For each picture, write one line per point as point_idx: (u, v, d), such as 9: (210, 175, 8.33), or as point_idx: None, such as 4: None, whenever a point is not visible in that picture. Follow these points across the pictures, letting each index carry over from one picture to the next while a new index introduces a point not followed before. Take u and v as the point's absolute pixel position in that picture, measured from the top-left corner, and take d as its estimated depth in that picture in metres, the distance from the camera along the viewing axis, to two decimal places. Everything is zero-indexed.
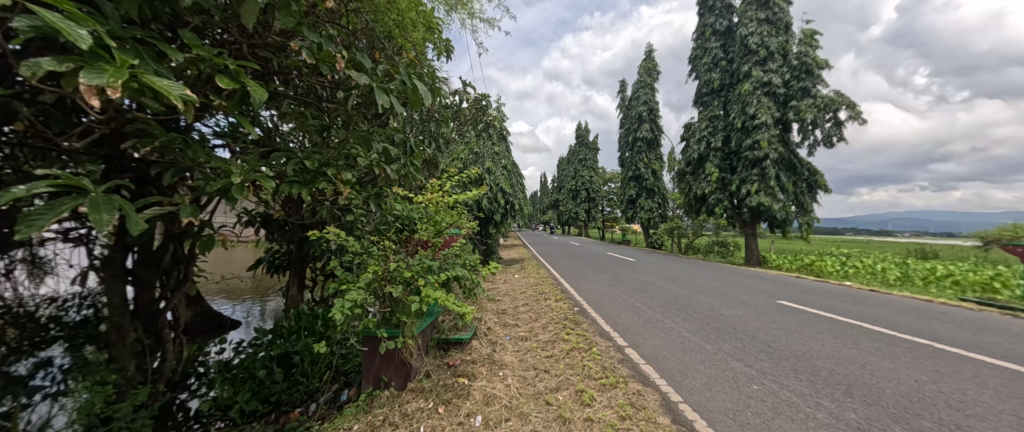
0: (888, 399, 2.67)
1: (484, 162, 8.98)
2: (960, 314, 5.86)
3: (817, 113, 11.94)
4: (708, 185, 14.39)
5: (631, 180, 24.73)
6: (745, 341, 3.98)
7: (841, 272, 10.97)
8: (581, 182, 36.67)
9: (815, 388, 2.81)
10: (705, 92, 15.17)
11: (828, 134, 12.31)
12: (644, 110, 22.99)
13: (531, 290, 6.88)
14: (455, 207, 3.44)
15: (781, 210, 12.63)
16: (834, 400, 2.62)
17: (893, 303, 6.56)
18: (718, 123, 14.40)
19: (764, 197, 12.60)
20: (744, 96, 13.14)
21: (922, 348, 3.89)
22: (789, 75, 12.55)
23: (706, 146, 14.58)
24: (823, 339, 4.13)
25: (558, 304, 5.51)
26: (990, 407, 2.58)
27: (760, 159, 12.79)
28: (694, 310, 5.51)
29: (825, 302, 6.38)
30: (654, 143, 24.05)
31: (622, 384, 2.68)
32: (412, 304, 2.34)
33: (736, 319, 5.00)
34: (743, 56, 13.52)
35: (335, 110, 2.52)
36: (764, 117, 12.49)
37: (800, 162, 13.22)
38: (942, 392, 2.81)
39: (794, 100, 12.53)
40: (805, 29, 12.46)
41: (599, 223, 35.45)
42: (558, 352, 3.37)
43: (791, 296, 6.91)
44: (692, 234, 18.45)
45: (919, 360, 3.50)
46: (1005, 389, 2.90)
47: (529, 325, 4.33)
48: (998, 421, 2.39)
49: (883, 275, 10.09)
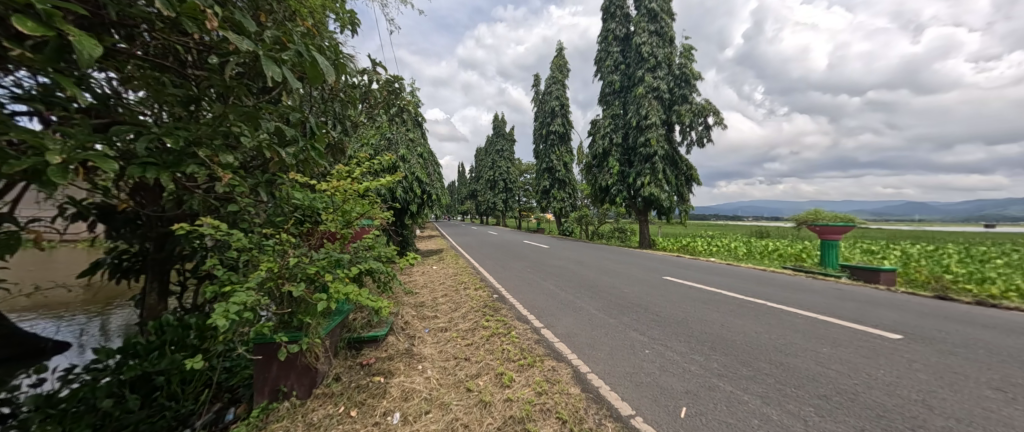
0: (741, 349, 3.32)
1: (397, 149, 8.52)
2: (784, 278, 7.63)
3: (692, 117, 14.11)
4: (610, 177, 15.98)
5: (545, 171, 26.08)
6: (640, 314, 4.54)
7: (708, 251, 13.33)
8: (498, 172, 37.44)
9: (691, 346, 3.38)
10: (608, 92, 16.65)
11: (700, 135, 14.66)
12: (556, 105, 24.29)
13: (450, 280, 6.81)
14: (365, 195, 3.20)
15: (666, 199, 14.70)
16: (703, 354, 3.19)
17: (743, 273, 8.21)
18: (618, 121, 16.04)
19: (654, 188, 14.51)
20: (638, 98, 14.79)
21: (761, 307, 4.95)
22: (672, 83, 14.51)
23: (609, 142, 16.13)
24: (697, 307, 4.96)
25: (477, 293, 5.55)
26: (801, 346, 3.44)
27: (651, 155, 14.65)
28: (599, 290, 6.10)
29: (698, 276, 7.65)
30: (564, 137, 25.63)
31: (538, 363, 2.85)
32: (317, 302, 2.10)
33: (634, 295, 5.68)
34: (638, 62, 15.16)
35: (206, 79, 2.09)
36: (654, 118, 14.25)
37: (681, 158, 15.39)
38: (772, 339, 3.64)
39: (676, 104, 14.53)
40: (684, 44, 14.47)
41: (516, 213, 36.73)
42: (477, 339, 3.41)
43: (674, 273, 8.13)
44: (597, 221, 20.35)
45: (759, 317, 4.45)
46: (810, 332, 3.89)
47: (449, 316, 4.29)
48: (805, 356, 3.20)
49: (736, 252, 12.57)
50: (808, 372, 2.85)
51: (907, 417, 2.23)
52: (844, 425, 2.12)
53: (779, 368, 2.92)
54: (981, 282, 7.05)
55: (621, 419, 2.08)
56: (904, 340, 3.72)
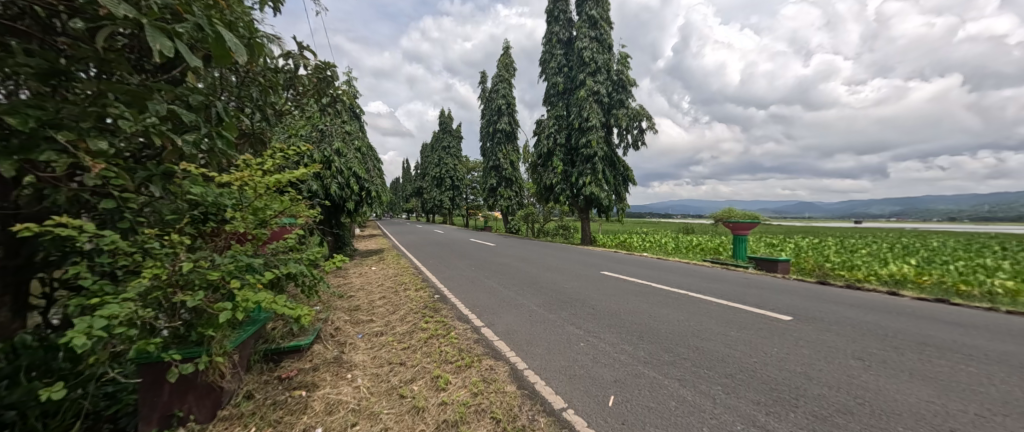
0: (665, 337, 3.63)
1: (331, 142, 7.95)
2: (705, 270, 8.47)
3: (629, 121, 15.04)
4: (554, 176, 16.48)
5: (491, 169, 26.13)
6: (578, 309, 4.74)
7: (642, 246, 14.35)
8: (445, 169, 36.74)
9: (621, 337, 3.60)
10: (552, 93, 17.12)
11: (636, 138, 15.69)
12: (502, 104, 24.40)
13: (390, 282, 6.51)
14: (285, 191, 2.92)
15: (605, 198, 15.52)
16: (632, 344, 3.42)
17: (671, 267, 8.96)
18: (562, 122, 16.58)
19: (595, 187, 15.22)
20: (580, 101, 15.41)
21: (684, 297, 5.44)
22: (611, 88, 15.33)
23: (553, 142, 16.62)
24: (630, 299, 5.30)
25: (418, 294, 5.38)
26: (714, 331, 3.84)
27: (592, 155, 15.35)
28: (541, 286, 6.26)
29: (632, 270, 8.19)
30: (511, 135, 25.88)
31: (476, 363, 2.83)
32: (221, 313, 1.86)
33: (573, 291, 5.91)
34: (580, 66, 15.78)
35: (72, 48, 1.73)
36: (595, 120, 14.94)
37: (619, 160, 16.32)
38: (691, 326, 4.02)
39: (614, 108, 15.39)
40: (622, 52, 15.36)
41: (463, 211, 36.35)
42: (415, 342, 3.30)
43: (611, 267, 8.61)
44: (543, 219, 20.89)
45: (682, 307, 4.89)
46: (723, 318, 4.35)
47: (386, 319, 4.09)
48: (717, 340, 3.58)
49: (666, 247, 13.69)
50: (719, 354, 3.19)
51: (793, 388, 2.59)
52: (744, 399, 2.40)
53: (695, 352, 3.23)
54: (852, 269, 8.47)
55: (553, 413, 2.15)
56: (795, 321, 4.32)
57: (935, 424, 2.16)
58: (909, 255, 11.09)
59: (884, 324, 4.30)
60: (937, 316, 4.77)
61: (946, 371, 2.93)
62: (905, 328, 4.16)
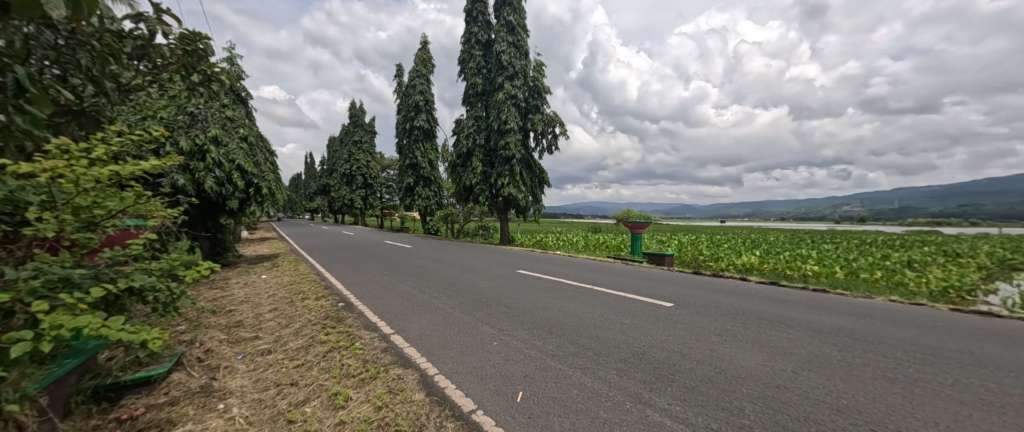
0: (571, 330, 3.88)
1: (207, 128, 6.72)
2: (609, 266, 9.34)
3: (544, 126, 15.78)
4: (473, 176, 16.47)
5: (408, 168, 25.02)
6: (493, 308, 4.79)
7: (556, 245, 15.20)
8: (355, 166, 33.99)
9: (532, 333, 3.75)
10: (472, 93, 17.08)
11: (550, 143, 16.55)
12: (420, 100, 23.51)
13: (284, 291, 5.73)
14: (131, 186, 2.35)
15: (523, 199, 16.04)
16: (541, 338, 3.58)
17: (581, 263, 9.66)
18: (481, 123, 16.66)
19: (513, 188, 15.62)
20: (498, 103, 15.67)
21: (590, 291, 5.90)
22: (527, 93, 15.92)
23: (472, 142, 16.60)
24: (543, 296, 5.53)
25: (318, 303, 4.85)
26: (614, 321, 4.23)
27: (510, 157, 15.72)
28: (458, 288, 6.17)
29: (546, 268, 8.63)
30: (429, 133, 25.10)
31: (382, 374, 2.65)
32: (18, 346, 1.41)
33: (489, 290, 5.97)
34: (498, 69, 16.07)
35: None
36: (512, 123, 15.32)
37: (536, 163, 16.99)
38: (595, 318, 4.37)
39: (531, 113, 16.01)
40: (537, 59, 16.07)
41: (378, 211, 34.08)
42: (310, 358, 2.95)
43: (527, 266, 8.93)
44: (462, 219, 20.72)
45: (587, 301, 5.29)
46: (621, 309, 4.83)
47: (276, 335, 3.59)
48: (615, 329, 3.95)
49: (577, 245, 14.70)
50: (616, 341, 3.53)
51: (672, 365, 2.99)
52: (633, 380, 2.69)
53: (596, 342, 3.52)
54: (720, 262, 10.17)
55: (462, 416, 2.12)
56: (677, 307, 5.00)
57: (768, 383, 2.70)
58: (758, 248, 13.77)
59: (739, 305, 5.24)
60: (775, 296, 5.98)
61: (778, 340, 3.69)
62: (753, 307, 5.14)
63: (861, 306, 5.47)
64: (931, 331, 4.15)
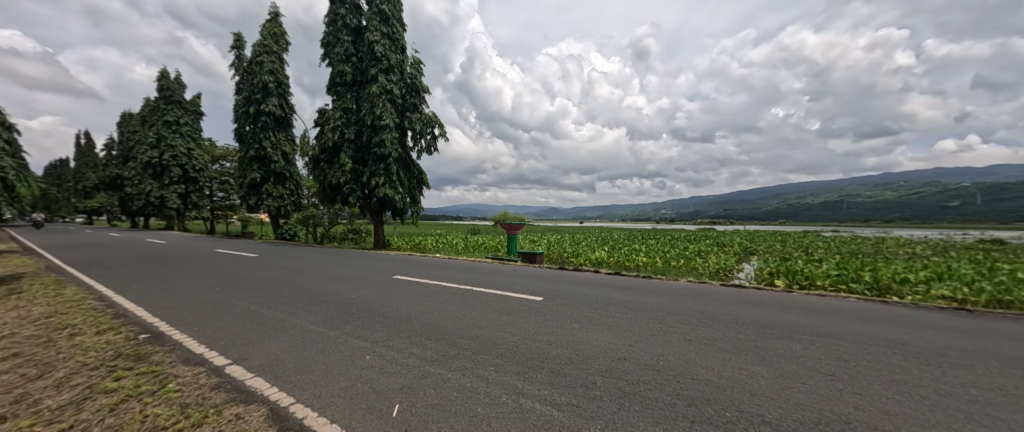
0: (449, 332, 3.85)
1: None
2: (487, 266, 9.66)
3: (422, 125, 15.24)
4: (341, 174, 14.78)
5: (253, 160, 20.80)
6: (364, 319, 4.36)
7: (436, 248, 14.92)
8: (172, 155, 26.44)
9: (409, 340, 3.56)
10: (338, 82, 15.33)
11: (428, 143, 16.15)
12: (269, 81, 19.88)
13: (36, 327, 3.99)
14: None
15: (400, 200, 15.09)
16: (419, 345, 3.44)
17: (460, 265, 9.71)
18: (350, 116, 15.11)
19: (388, 189, 14.60)
20: (371, 97, 14.49)
21: (468, 292, 5.99)
22: (404, 90, 15.17)
23: (339, 136, 14.88)
24: (421, 301, 5.33)
25: (102, 338, 3.54)
26: (493, 319, 4.38)
27: (385, 156, 14.66)
28: (321, 300, 5.39)
29: (424, 271, 8.36)
30: (283, 122, 21.45)
31: (212, 417, 2.10)
32: None
33: (360, 300, 5.43)
34: (370, 60, 14.93)
35: None
36: (388, 120, 14.32)
37: (414, 163, 16.27)
38: (474, 318, 4.45)
39: (408, 111, 15.29)
40: (414, 56, 15.54)
41: (208, 213, 27.25)
42: (83, 417, 2.11)
43: (403, 270, 8.47)
44: (327, 222, 18.36)
45: (467, 302, 5.34)
46: (499, 307, 5.05)
47: (16, 393, 2.46)
48: (494, 327, 4.09)
49: (457, 247, 14.73)
50: (493, 339, 3.67)
51: (543, 354, 3.26)
52: (510, 373, 2.83)
53: (475, 341, 3.59)
54: (581, 258, 11.67)
55: None
56: (546, 301, 5.50)
57: (614, 357, 3.23)
58: (609, 245, 16.34)
59: (595, 294, 6.11)
60: (619, 284, 7.20)
61: (622, 320, 4.44)
62: (605, 295, 6.06)
63: (674, 287, 7.07)
64: (715, 302, 5.66)
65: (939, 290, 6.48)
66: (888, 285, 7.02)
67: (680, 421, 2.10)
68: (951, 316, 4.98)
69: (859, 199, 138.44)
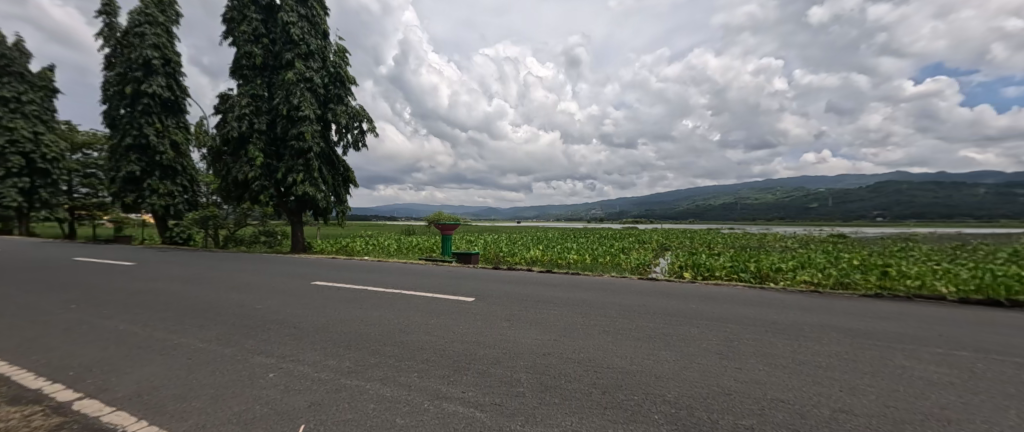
0: (371, 340, 3.63)
1: None
2: (419, 268, 9.33)
3: (348, 119, 14.08)
4: (250, 169, 13.09)
5: (131, 150, 17.43)
6: (272, 331, 3.89)
7: (364, 251, 14.00)
8: (10, 140, 20.98)
9: (325, 352, 3.27)
10: (245, 64, 13.58)
11: (355, 138, 15.07)
12: (153, 57, 16.86)
13: None
14: None
15: (323, 200, 13.72)
16: (336, 356, 3.17)
17: (390, 268, 9.24)
18: (261, 104, 13.48)
19: (308, 186, 13.23)
20: (287, 84, 13.08)
21: (396, 296, 5.70)
22: (327, 79, 13.93)
23: (247, 126, 13.17)
24: (342, 308, 4.93)
25: None
26: (421, 323, 4.22)
27: (305, 150, 13.30)
28: (218, 313, 4.68)
29: (348, 276, 7.77)
30: (173, 106, 18.35)
31: None
32: None
33: (269, 310, 4.84)
34: (285, 43, 13.50)
35: None
36: (308, 111, 13.00)
37: (339, 159, 15.04)
38: (400, 323, 4.24)
39: (332, 103, 14.06)
40: (338, 44, 14.41)
41: (66, 213, 22.16)
42: None
43: (323, 275, 7.78)
44: (232, 223, 16.13)
45: (394, 306, 5.07)
46: (428, 310, 4.89)
47: None
48: (421, 331, 3.94)
49: (388, 249, 14.01)
50: (419, 344, 3.53)
51: (471, 356, 3.23)
52: (434, 378, 2.75)
53: (399, 347, 3.42)
54: (516, 257, 11.90)
55: None
56: (478, 301, 5.47)
57: (539, 353, 3.33)
58: (542, 244, 16.91)
59: (527, 292, 6.25)
60: (550, 281, 7.47)
61: (549, 317, 4.60)
62: (536, 292, 6.22)
63: (600, 282, 7.55)
64: (634, 295, 6.16)
65: (803, 276, 7.87)
66: (769, 274, 8.32)
67: (594, 408, 2.23)
68: (810, 297, 6.08)
69: (748, 201, 162.67)
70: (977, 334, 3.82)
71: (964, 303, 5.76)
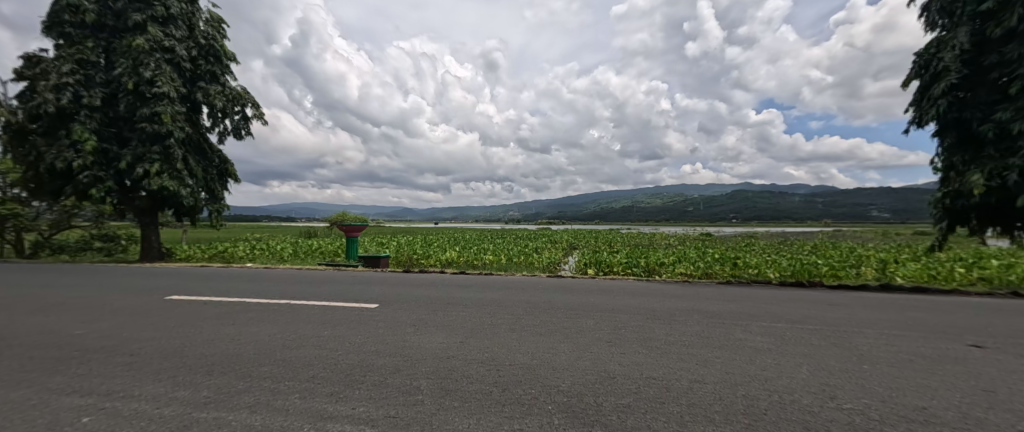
0: (244, 361, 3.10)
1: None
2: (315, 274, 8.38)
3: (225, 102, 11.83)
4: (75, 155, 10.17)
5: None
6: (96, 362, 3.05)
7: (246, 257, 12.06)
8: None
9: (175, 382, 2.68)
10: (69, 20, 10.58)
11: (235, 125, 12.85)
12: None
13: None
14: None
15: (189, 197, 11.23)
16: (191, 386, 2.62)
17: (279, 275, 8.11)
18: (94, 73, 10.62)
19: (167, 180, 10.74)
20: (135, 52, 10.54)
21: (282, 307, 5.01)
22: (195, 52, 11.59)
23: (70, 100, 10.23)
24: (206, 326, 4.13)
25: None
26: (308, 337, 3.76)
27: (161, 135, 10.82)
28: (8, 345, 3.50)
29: (220, 287, 6.57)
30: None
31: None
32: None
33: (95, 335, 3.80)
34: (133, 2, 10.90)
35: None
36: (167, 88, 10.61)
37: (212, 148, 12.65)
38: (282, 338, 3.72)
39: (202, 81, 11.77)
40: (212, 12, 12.17)
41: None
42: None
43: (185, 288, 6.44)
44: (48, 226, 12.37)
45: (278, 319, 4.43)
46: (319, 320, 4.40)
47: None
48: (309, 345, 3.51)
49: (278, 255, 12.33)
50: (303, 360, 3.13)
51: (367, 367, 2.99)
52: (320, 396, 2.46)
53: (278, 367, 2.98)
54: (428, 259, 11.54)
55: None
56: (382, 307, 5.12)
57: (443, 356, 3.25)
58: (457, 245, 16.72)
59: (436, 295, 6.06)
60: (462, 283, 7.41)
61: (456, 319, 4.53)
62: (447, 295, 6.08)
63: (511, 281, 7.76)
64: (542, 292, 6.47)
65: (680, 269, 9.24)
66: (654, 268, 9.58)
67: (493, 406, 2.24)
68: (683, 286, 7.16)
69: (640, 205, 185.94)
70: (790, 309, 4.94)
71: (786, 285, 7.41)
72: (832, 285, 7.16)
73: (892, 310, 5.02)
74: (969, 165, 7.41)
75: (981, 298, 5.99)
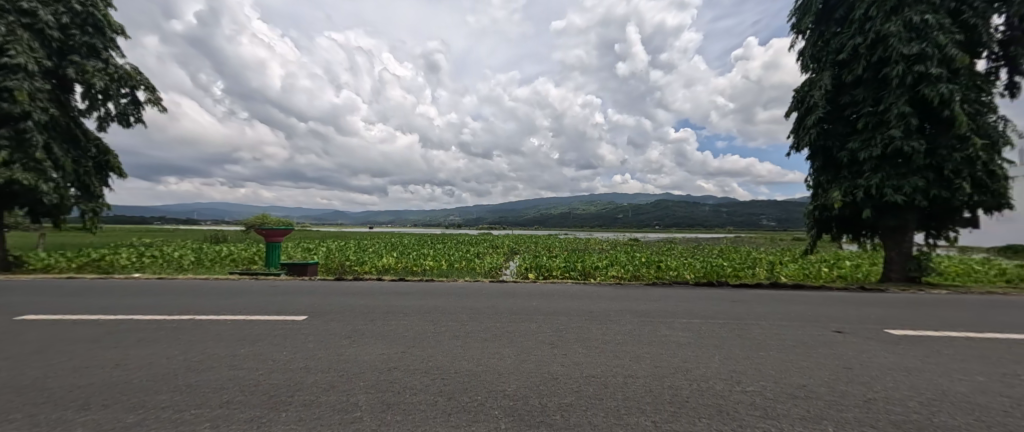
0: (138, 390, 2.64)
1: None
2: (226, 284, 7.41)
3: (109, 82, 10.01)
4: None
5: None
6: None
7: (133, 267, 10.23)
8: None
9: (38, 421, 2.19)
10: None
11: (120, 110, 10.93)
12: None
13: None
14: None
15: (52, 192, 9.21)
16: (62, 424, 2.17)
17: (177, 287, 7.00)
18: None
19: (19, 171, 8.70)
20: None
21: (184, 324, 4.35)
22: (66, 19, 9.65)
23: None
24: (78, 352, 3.42)
25: None
26: (220, 357, 3.33)
27: (13, 116, 8.79)
28: None
29: (97, 302, 5.48)
30: None
31: None
32: None
33: None
34: None
35: None
36: (23, 58, 8.68)
37: (87, 135, 10.59)
38: (185, 360, 3.24)
39: (75, 54, 9.84)
40: None
41: None
42: None
43: (45, 305, 5.25)
44: None
45: (180, 339, 3.85)
46: (233, 337, 3.91)
47: None
48: (222, 367, 3.11)
49: (177, 264, 10.66)
50: (215, 383, 2.77)
51: (294, 386, 2.74)
52: (239, 422, 2.21)
53: (183, 393, 2.60)
54: (362, 266, 10.88)
55: None
56: (312, 319, 4.71)
57: (383, 368, 3.11)
58: (394, 251, 16.00)
59: (372, 304, 5.75)
60: (401, 290, 7.12)
61: (395, 328, 4.35)
62: (384, 303, 5.80)
63: (453, 287, 7.66)
64: (484, 297, 6.48)
65: (613, 272, 9.91)
66: (589, 272, 10.14)
67: (438, 417, 2.21)
68: (615, 288, 7.68)
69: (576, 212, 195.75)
70: (703, 306, 5.58)
71: (700, 285, 8.36)
72: (735, 284, 8.25)
73: (779, 304, 5.96)
74: (831, 184, 9.09)
75: (839, 292, 7.38)
